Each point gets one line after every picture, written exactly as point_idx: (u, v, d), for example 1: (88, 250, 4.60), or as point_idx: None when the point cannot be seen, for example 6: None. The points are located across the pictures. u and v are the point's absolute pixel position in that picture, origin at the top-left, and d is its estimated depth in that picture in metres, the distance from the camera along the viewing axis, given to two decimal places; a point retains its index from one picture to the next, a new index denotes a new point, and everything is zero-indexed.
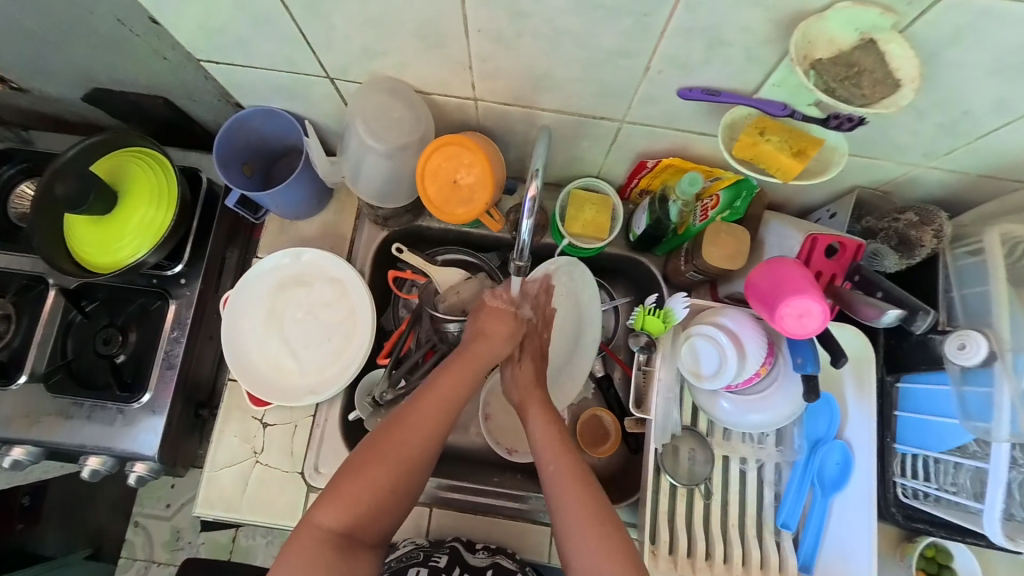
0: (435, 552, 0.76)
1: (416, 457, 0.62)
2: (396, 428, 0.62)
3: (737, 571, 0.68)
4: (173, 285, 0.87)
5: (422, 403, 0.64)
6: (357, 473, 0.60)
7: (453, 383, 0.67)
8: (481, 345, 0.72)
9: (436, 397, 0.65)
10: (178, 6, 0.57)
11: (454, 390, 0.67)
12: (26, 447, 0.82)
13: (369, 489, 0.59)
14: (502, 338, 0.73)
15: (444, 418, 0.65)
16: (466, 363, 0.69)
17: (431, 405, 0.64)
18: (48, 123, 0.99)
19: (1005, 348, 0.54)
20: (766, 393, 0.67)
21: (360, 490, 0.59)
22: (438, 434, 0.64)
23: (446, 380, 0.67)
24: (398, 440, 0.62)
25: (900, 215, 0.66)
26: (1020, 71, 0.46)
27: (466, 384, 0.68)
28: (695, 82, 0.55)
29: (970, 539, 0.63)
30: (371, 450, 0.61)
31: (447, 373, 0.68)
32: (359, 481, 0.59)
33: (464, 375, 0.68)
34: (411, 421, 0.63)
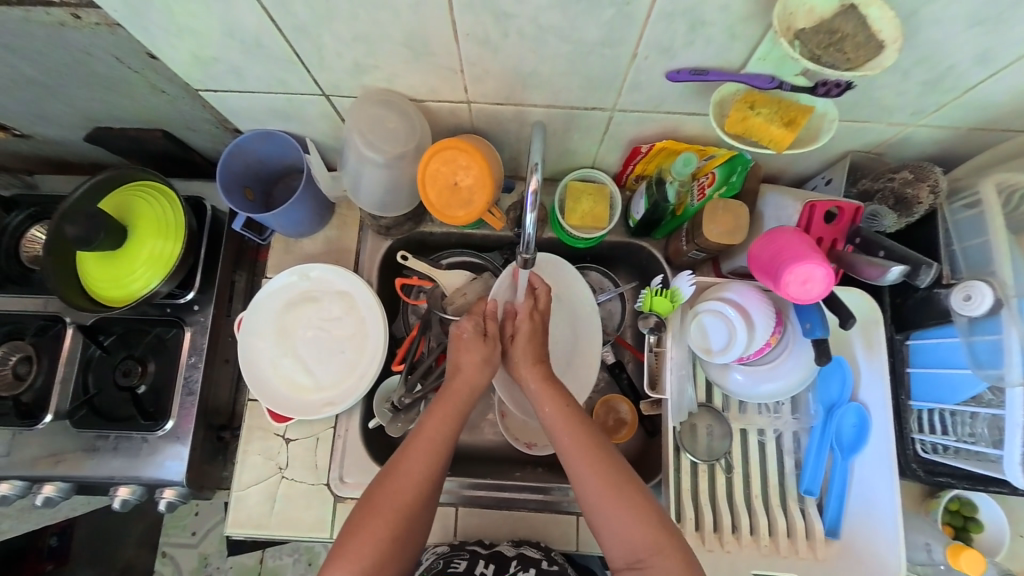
0: (455, 558, 0.75)
1: (410, 508, 0.63)
2: (389, 480, 0.64)
3: (763, 540, 0.69)
4: (187, 312, 0.88)
5: (411, 453, 0.66)
6: (355, 536, 0.61)
7: (436, 430, 0.69)
8: (460, 378, 0.74)
9: (424, 446, 0.67)
10: (172, 38, 0.58)
11: (440, 433, 0.69)
12: (56, 484, 0.84)
13: (370, 550, 0.60)
14: (481, 370, 0.75)
15: (434, 464, 0.66)
16: (447, 403, 0.72)
17: (419, 454, 0.66)
18: (49, 166, 1.00)
19: (1010, 294, 0.55)
20: (778, 361, 0.68)
21: (361, 555, 0.59)
22: (430, 479, 0.66)
23: (429, 427, 0.69)
24: (392, 492, 0.63)
25: (895, 174, 0.67)
26: (1000, 22, 0.47)
27: (449, 426, 0.70)
28: (682, 64, 0.56)
29: (993, 488, 0.63)
30: (367, 511, 0.62)
31: (429, 420, 0.70)
32: (360, 541, 0.60)
33: (446, 417, 0.70)
34: (402, 474, 0.65)
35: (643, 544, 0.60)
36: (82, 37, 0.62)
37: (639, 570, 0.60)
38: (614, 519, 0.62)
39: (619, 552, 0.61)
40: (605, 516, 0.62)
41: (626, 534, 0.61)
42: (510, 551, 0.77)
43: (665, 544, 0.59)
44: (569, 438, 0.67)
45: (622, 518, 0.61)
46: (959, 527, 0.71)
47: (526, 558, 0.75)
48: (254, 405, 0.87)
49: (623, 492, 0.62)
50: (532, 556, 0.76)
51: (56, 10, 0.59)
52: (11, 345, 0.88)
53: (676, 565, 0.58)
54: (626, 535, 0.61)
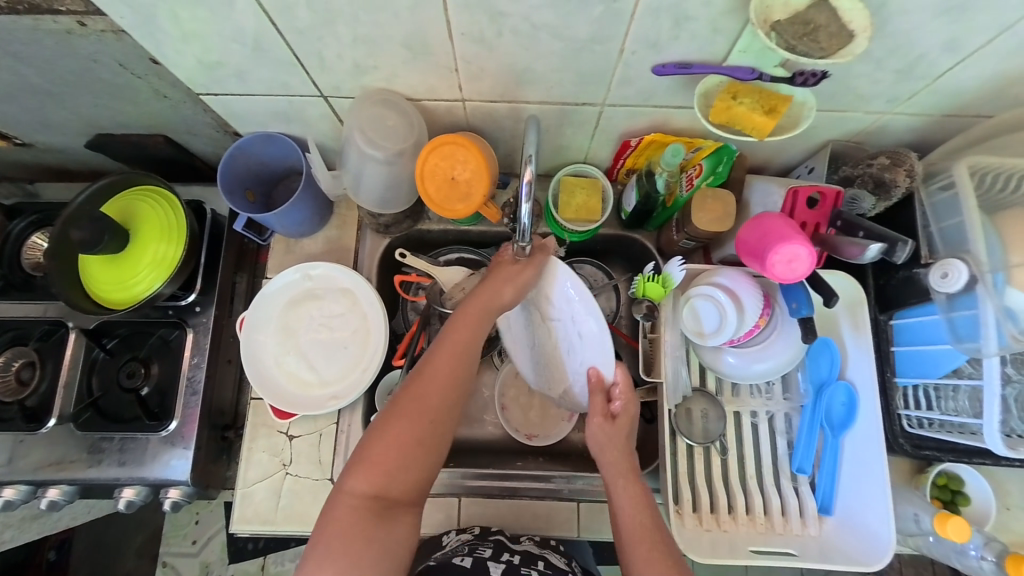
0: (480, 545, 0.75)
1: (436, 411, 0.63)
2: (415, 387, 0.64)
3: (758, 519, 0.72)
4: (189, 314, 0.90)
5: (437, 362, 0.65)
6: (380, 438, 0.61)
7: (462, 338, 0.66)
8: (490, 288, 0.68)
9: (449, 352, 0.66)
10: (178, 42, 0.60)
11: (464, 344, 0.66)
12: (61, 487, 0.84)
13: (392, 452, 0.61)
14: (522, 283, 0.69)
15: (456, 373, 0.65)
16: (473, 312, 0.68)
17: (442, 363, 0.65)
18: (49, 174, 1.02)
19: (983, 270, 0.58)
20: (768, 341, 0.71)
21: (384, 458, 0.61)
22: (454, 384, 0.65)
23: (455, 337, 0.67)
24: (418, 397, 0.63)
25: (873, 160, 0.70)
26: (964, 11, 0.51)
27: (475, 336, 0.67)
28: (667, 59, 0.59)
29: (977, 460, 0.66)
30: (392, 416, 0.63)
31: (454, 330, 0.67)
32: (385, 445, 0.61)
33: (473, 325, 0.67)
34: (423, 386, 0.64)
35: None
36: (88, 44, 0.64)
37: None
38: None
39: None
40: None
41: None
42: (535, 549, 0.77)
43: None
44: (647, 550, 0.59)
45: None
46: (948, 502, 0.73)
47: (551, 562, 0.75)
48: (259, 403, 0.88)
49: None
50: (555, 562, 0.75)
51: (64, 18, 0.61)
52: (15, 351, 0.88)
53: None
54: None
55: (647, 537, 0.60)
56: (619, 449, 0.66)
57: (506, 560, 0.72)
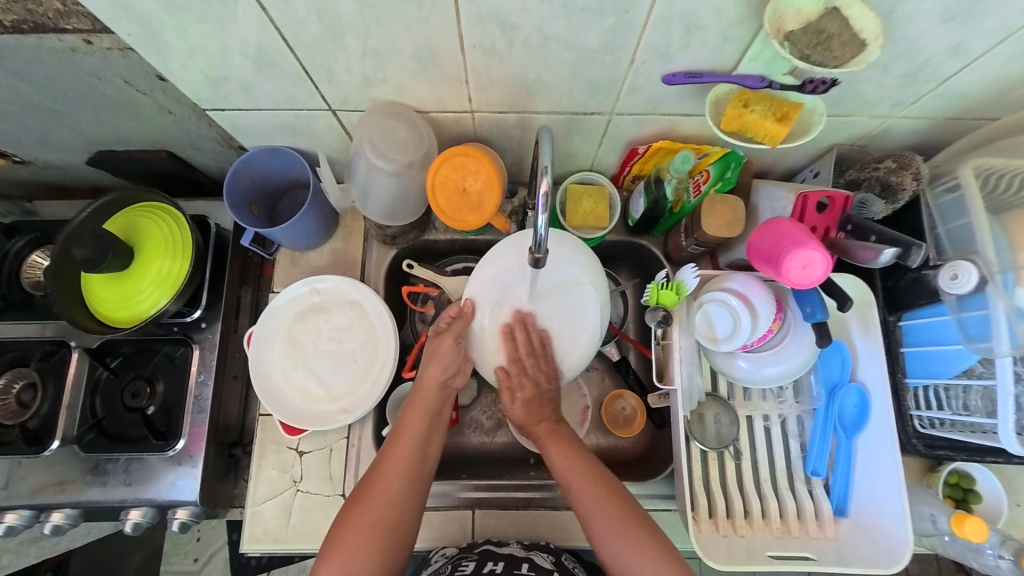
0: (463, 560, 0.74)
1: (396, 500, 0.66)
2: (372, 476, 0.67)
3: (774, 523, 0.72)
4: (194, 330, 0.88)
5: (392, 451, 0.69)
6: (340, 530, 0.64)
7: (413, 424, 0.71)
8: (435, 369, 0.73)
9: (406, 441, 0.69)
10: (186, 58, 0.60)
11: (417, 429, 0.70)
12: (64, 510, 0.82)
13: (355, 542, 0.63)
14: (454, 366, 0.74)
15: (414, 458, 0.69)
16: (420, 398, 0.73)
17: (397, 451, 0.68)
18: (47, 191, 1.01)
19: (993, 270, 0.59)
20: (781, 345, 0.71)
21: (347, 548, 0.62)
22: (410, 472, 0.68)
23: (407, 423, 0.71)
24: (375, 487, 0.66)
25: (879, 164, 0.71)
26: (968, 17, 0.52)
27: (426, 421, 0.71)
28: (677, 67, 0.59)
29: (989, 458, 0.66)
30: (354, 507, 0.65)
31: (406, 417, 0.71)
32: (347, 537, 0.63)
33: (419, 411, 0.72)
34: (383, 474, 0.67)
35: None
36: (93, 61, 0.64)
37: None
38: (621, 548, 0.64)
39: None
40: (609, 542, 0.65)
41: (640, 569, 0.63)
42: (519, 553, 0.76)
43: (674, 572, 0.63)
44: (575, 479, 0.69)
45: (631, 552, 0.64)
46: (960, 500, 0.74)
47: (536, 563, 0.74)
48: (266, 419, 0.87)
49: (627, 527, 0.65)
50: (540, 563, 0.74)
51: (69, 36, 0.60)
52: (16, 372, 0.86)
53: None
54: (628, 563, 0.63)
55: (577, 457, 0.71)
56: (535, 414, 0.73)
57: (490, 569, 0.71)
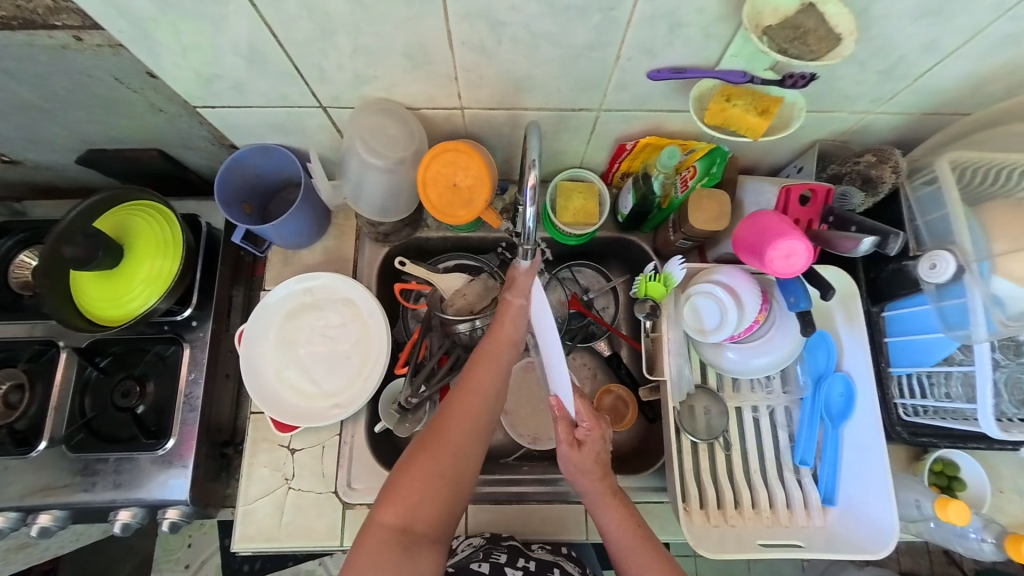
0: (494, 550, 0.76)
1: (463, 449, 0.61)
2: (441, 423, 0.62)
3: (765, 513, 0.72)
4: (185, 329, 0.88)
5: (464, 393, 0.64)
6: (405, 473, 0.60)
7: (489, 367, 0.65)
8: (512, 322, 0.67)
9: (479, 385, 0.64)
10: (177, 56, 0.60)
11: (490, 378, 0.65)
12: (53, 512, 0.81)
13: (418, 488, 0.59)
14: (529, 321, 0.68)
15: (485, 403, 0.64)
16: (501, 339, 0.67)
17: (466, 397, 0.64)
18: (36, 191, 1.00)
19: (969, 259, 0.60)
20: (767, 337, 0.72)
21: (410, 492, 0.58)
22: (479, 424, 0.63)
23: (482, 372, 0.65)
24: (443, 436, 0.61)
25: (860, 158, 0.73)
26: (940, 14, 0.53)
27: (500, 370, 0.66)
28: (662, 64, 0.60)
29: (972, 444, 0.68)
30: (422, 449, 0.61)
31: (480, 359, 0.66)
32: (410, 480, 0.59)
33: (500, 355, 0.66)
34: (453, 418, 0.62)
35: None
36: (83, 59, 0.64)
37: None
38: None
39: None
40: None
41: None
42: (548, 557, 0.78)
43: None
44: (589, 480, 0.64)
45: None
46: (945, 487, 0.75)
47: (567, 569, 0.77)
48: (259, 418, 0.86)
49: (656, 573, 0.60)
50: (568, 570, 0.77)
51: (60, 33, 0.60)
52: (4, 373, 0.86)
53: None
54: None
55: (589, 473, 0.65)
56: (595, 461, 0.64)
57: (523, 567, 0.74)
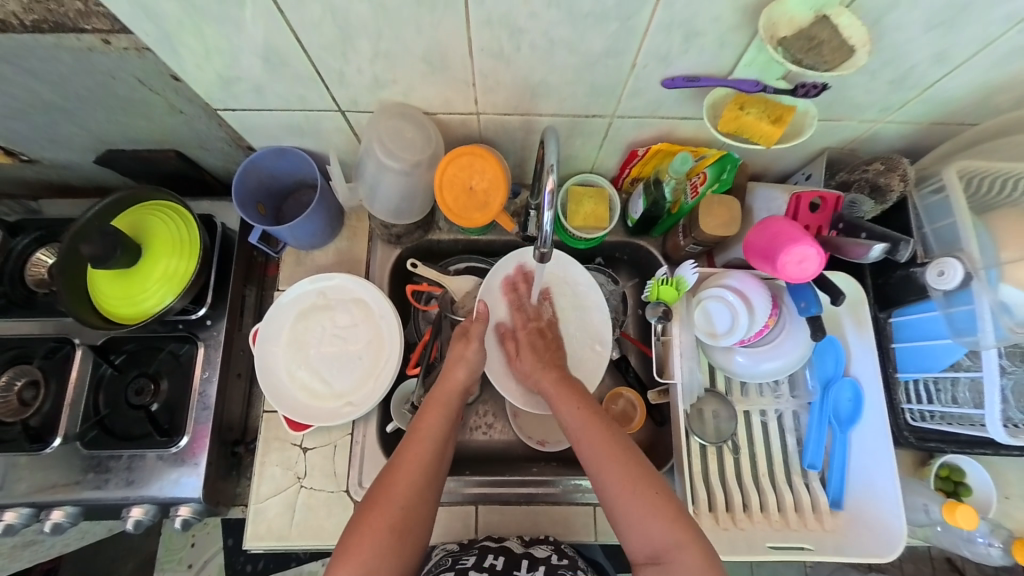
0: (463, 555, 0.75)
1: (413, 498, 0.65)
2: (390, 474, 0.67)
3: (774, 516, 0.73)
4: (200, 327, 0.89)
5: (413, 449, 0.69)
6: (358, 528, 0.63)
7: (431, 426, 0.71)
8: (452, 375, 0.77)
9: (425, 440, 0.70)
10: (202, 59, 0.62)
11: (436, 427, 0.71)
12: (65, 509, 0.82)
13: (374, 541, 0.62)
14: (475, 370, 0.78)
15: (433, 458, 0.69)
16: (439, 401, 0.74)
17: (414, 451, 0.68)
18: (51, 190, 1.01)
19: (978, 267, 0.61)
20: (777, 341, 0.73)
21: (364, 547, 0.61)
22: (430, 471, 0.68)
23: (427, 423, 0.72)
24: (393, 485, 0.65)
25: (868, 166, 0.75)
26: (949, 27, 0.55)
27: (446, 421, 0.73)
28: (676, 72, 0.62)
29: (978, 450, 0.69)
30: (374, 505, 0.64)
31: (424, 417, 0.72)
32: (361, 533, 0.62)
33: (440, 414, 0.73)
34: (401, 469, 0.67)
35: (665, 542, 0.60)
36: (109, 61, 0.65)
37: (662, 567, 0.60)
38: (635, 515, 0.61)
39: (638, 547, 0.61)
40: (633, 519, 0.61)
41: (648, 533, 0.60)
42: (519, 549, 0.77)
43: (687, 539, 0.59)
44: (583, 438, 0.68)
45: (646, 521, 0.61)
46: (951, 492, 0.75)
47: (535, 558, 0.75)
48: (271, 416, 0.87)
49: (643, 493, 0.62)
50: (539, 557, 0.76)
51: (87, 36, 0.62)
52: (18, 369, 0.86)
53: (698, 560, 0.58)
54: (644, 534, 0.61)
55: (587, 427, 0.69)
56: (545, 368, 0.78)
57: (490, 565, 0.72)
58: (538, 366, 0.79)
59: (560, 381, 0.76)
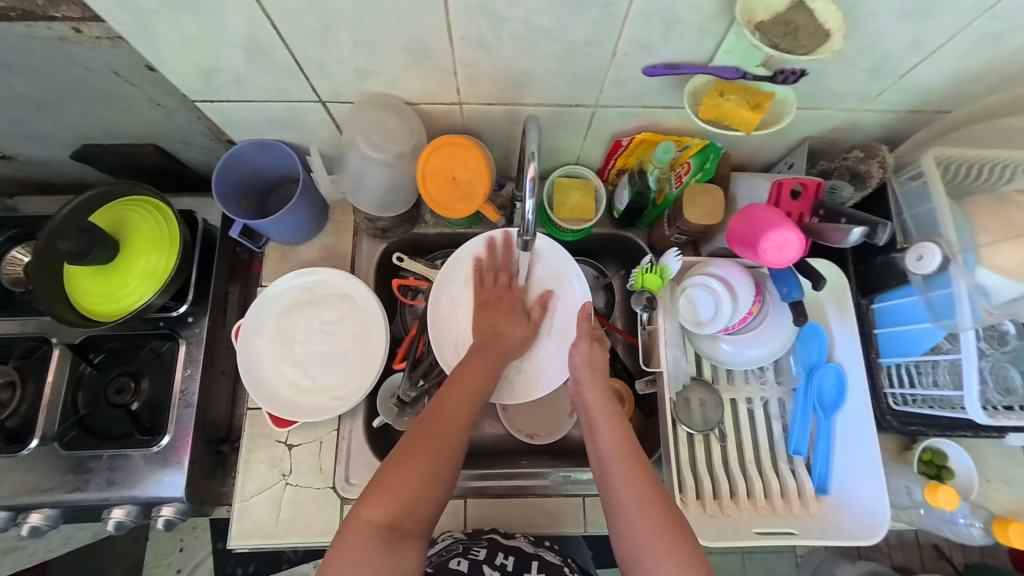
0: (474, 545, 0.75)
1: (456, 436, 0.65)
2: (433, 414, 0.66)
3: (760, 502, 0.73)
4: (181, 325, 0.87)
5: (452, 393, 0.69)
6: (397, 463, 0.61)
7: (472, 375, 0.72)
8: (495, 336, 0.80)
9: (463, 389, 0.70)
10: (178, 49, 0.61)
11: (477, 378, 0.73)
12: (44, 511, 0.80)
13: (413, 475, 0.60)
14: (521, 330, 0.82)
15: (473, 404, 0.69)
16: (483, 353, 0.76)
17: (456, 395, 0.69)
18: (28, 188, 0.99)
19: (956, 251, 0.62)
20: (761, 328, 0.73)
21: (404, 481, 0.60)
22: (470, 416, 0.68)
23: (468, 372, 0.73)
24: (436, 424, 0.65)
25: (848, 154, 0.77)
26: (924, 14, 0.55)
27: (487, 373, 0.74)
28: (657, 60, 0.62)
29: (959, 432, 0.70)
30: (405, 442, 0.63)
31: (467, 367, 0.74)
32: (398, 468, 0.60)
33: (482, 365, 0.74)
34: (444, 408, 0.67)
35: None
36: (82, 51, 0.64)
37: None
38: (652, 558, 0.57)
39: None
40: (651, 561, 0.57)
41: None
42: (529, 548, 0.76)
43: None
44: (615, 463, 0.64)
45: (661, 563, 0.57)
46: (934, 476, 0.76)
47: (546, 561, 0.75)
48: (256, 414, 0.86)
49: (662, 534, 0.58)
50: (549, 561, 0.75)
51: (58, 25, 0.60)
52: None
53: None
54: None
55: (622, 453, 0.65)
56: (595, 379, 0.74)
57: (500, 564, 0.72)
58: (586, 379, 0.74)
59: (602, 397, 0.72)
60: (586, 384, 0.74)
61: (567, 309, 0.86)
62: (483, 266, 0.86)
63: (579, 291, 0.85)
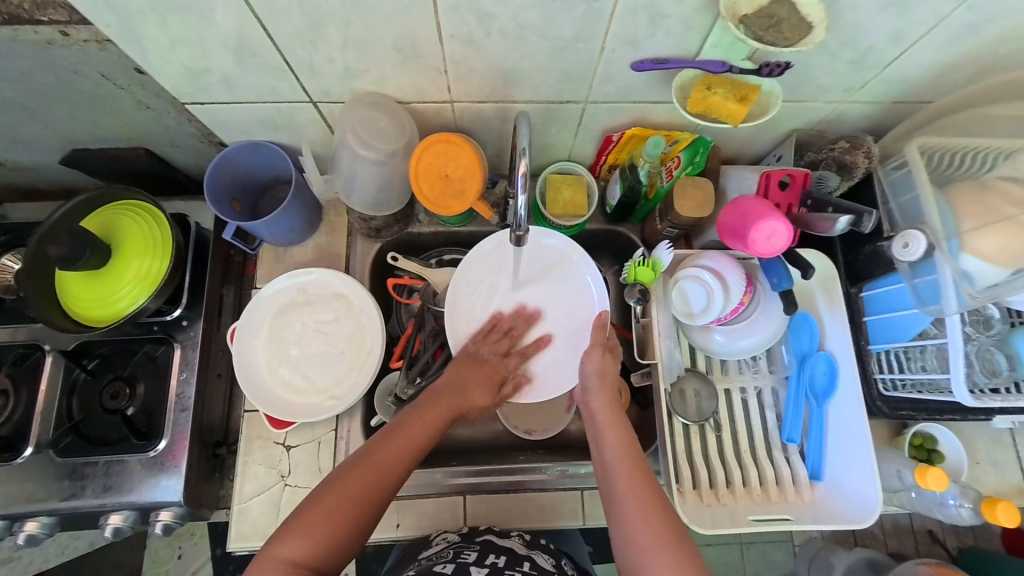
0: (465, 548, 0.74)
1: (392, 476, 0.63)
2: (376, 449, 0.65)
3: (755, 490, 0.74)
4: (176, 329, 0.87)
5: (398, 433, 0.67)
6: (324, 496, 0.60)
7: (420, 422, 0.70)
8: (462, 387, 0.77)
9: (413, 433, 0.68)
10: (166, 50, 0.60)
11: (427, 423, 0.70)
12: (40, 519, 0.80)
13: (338, 510, 0.59)
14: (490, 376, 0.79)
15: (417, 449, 0.67)
16: (439, 402, 0.73)
17: (401, 436, 0.67)
18: (16, 194, 0.98)
19: (940, 238, 0.63)
20: (752, 318, 0.75)
21: (322, 518, 0.58)
22: (409, 459, 0.66)
23: (422, 415, 0.71)
24: (377, 459, 0.64)
25: (835, 144, 0.77)
26: (903, 6, 0.57)
27: (438, 421, 0.71)
28: (645, 55, 0.62)
29: (948, 416, 0.72)
30: (340, 477, 0.61)
31: (420, 412, 0.71)
32: (328, 500, 0.59)
33: (437, 412, 0.72)
34: (385, 446, 0.65)
35: None
36: (70, 54, 0.64)
37: None
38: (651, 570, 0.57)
39: None
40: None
41: None
42: (522, 550, 0.75)
43: None
44: (620, 474, 0.64)
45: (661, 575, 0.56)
46: (925, 460, 0.78)
47: (537, 562, 0.73)
48: (253, 416, 0.86)
49: (665, 548, 0.57)
50: (541, 563, 0.74)
51: (45, 28, 0.60)
52: None
53: None
54: None
55: (629, 463, 0.65)
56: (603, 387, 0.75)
57: (490, 563, 0.70)
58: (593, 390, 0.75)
59: (609, 408, 0.73)
60: (595, 394, 0.74)
61: (578, 317, 0.85)
62: (480, 264, 0.86)
63: (583, 276, 0.85)
